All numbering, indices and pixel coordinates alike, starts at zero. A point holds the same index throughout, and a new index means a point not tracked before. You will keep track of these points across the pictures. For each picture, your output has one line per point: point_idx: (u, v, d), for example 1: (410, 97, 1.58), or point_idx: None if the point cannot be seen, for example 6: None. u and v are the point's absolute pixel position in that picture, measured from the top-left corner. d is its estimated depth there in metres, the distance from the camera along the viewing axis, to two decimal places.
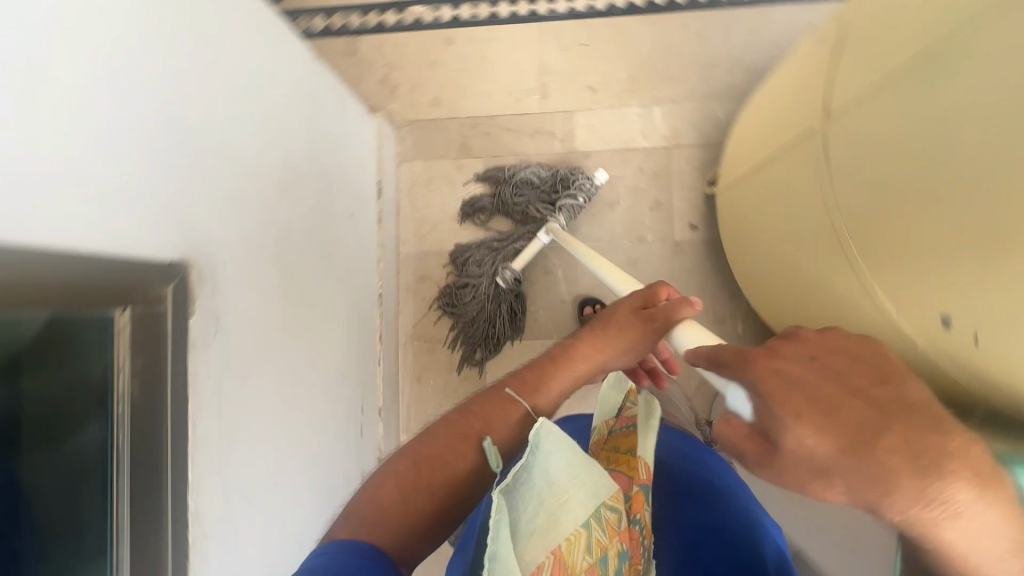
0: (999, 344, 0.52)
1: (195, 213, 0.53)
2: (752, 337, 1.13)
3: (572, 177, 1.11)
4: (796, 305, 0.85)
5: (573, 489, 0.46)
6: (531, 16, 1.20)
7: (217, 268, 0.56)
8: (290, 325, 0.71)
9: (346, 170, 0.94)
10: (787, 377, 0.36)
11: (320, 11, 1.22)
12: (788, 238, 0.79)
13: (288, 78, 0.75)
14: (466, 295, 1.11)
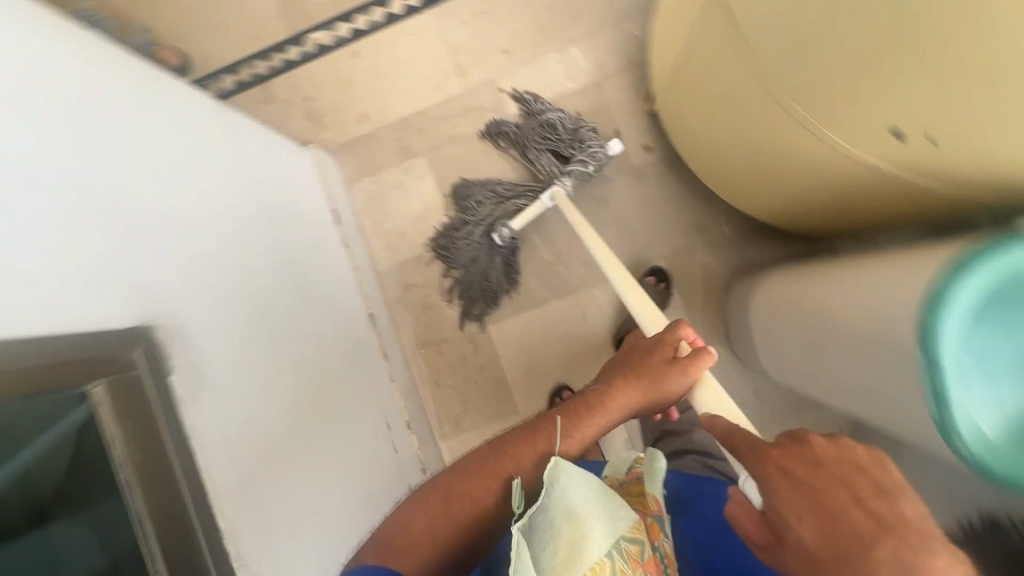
0: (959, 130, 0.52)
1: (147, 278, 0.53)
2: (740, 233, 1.12)
3: (587, 140, 1.09)
4: (765, 179, 0.84)
5: (591, 519, 0.50)
6: (425, 3, 1.19)
7: (185, 325, 0.56)
8: (279, 363, 0.71)
9: (295, 204, 0.94)
10: (794, 485, 0.46)
11: (226, 70, 1.22)
12: (732, 117, 0.78)
13: (202, 128, 0.74)
14: (460, 244, 1.12)
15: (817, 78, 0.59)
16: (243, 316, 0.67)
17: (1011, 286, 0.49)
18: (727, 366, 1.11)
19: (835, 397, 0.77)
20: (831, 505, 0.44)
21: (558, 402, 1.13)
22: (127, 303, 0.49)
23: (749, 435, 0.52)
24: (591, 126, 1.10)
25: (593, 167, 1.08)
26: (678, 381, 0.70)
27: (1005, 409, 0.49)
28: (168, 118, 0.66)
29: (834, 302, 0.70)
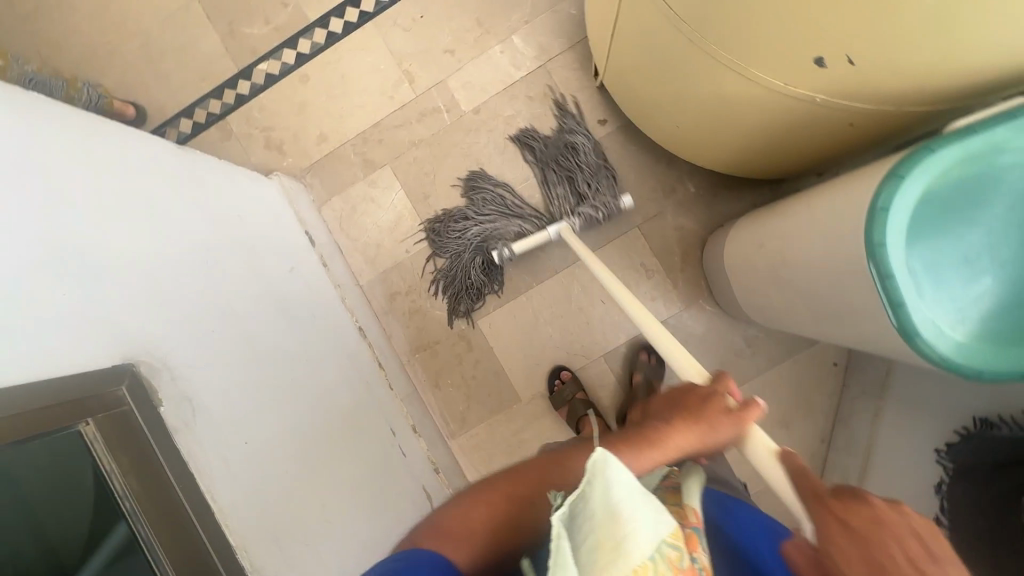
0: (873, 49, 0.54)
1: (126, 317, 0.54)
2: (705, 189, 1.14)
3: (602, 189, 1.11)
4: (715, 129, 0.86)
5: (638, 514, 0.37)
6: (363, 17, 1.21)
7: (168, 358, 0.58)
8: (270, 385, 0.73)
9: (267, 231, 0.96)
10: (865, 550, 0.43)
11: (181, 114, 1.24)
12: (671, 74, 0.79)
13: (162, 168, 0.76)
14: (452, 235, 1.14)
15: (733, 23, 0.61)
16: (227, 345, 0.69)
17: (947, 189, 0.51)
18: (714, 320, 1.13)
19: (811, 330, 0.79)
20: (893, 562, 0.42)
21: (556, 383, 1.15)
22: (105, 343, 0.51)
23: (814, 479, 0.46)
24: (611, 171, 1.12)
25: (602, 214, 1.11)
26: (720, 433, 0.57)
27: (964, 312, 0.50)
28: (127, 161, 0.68)
29: (794, 235, 0.72)
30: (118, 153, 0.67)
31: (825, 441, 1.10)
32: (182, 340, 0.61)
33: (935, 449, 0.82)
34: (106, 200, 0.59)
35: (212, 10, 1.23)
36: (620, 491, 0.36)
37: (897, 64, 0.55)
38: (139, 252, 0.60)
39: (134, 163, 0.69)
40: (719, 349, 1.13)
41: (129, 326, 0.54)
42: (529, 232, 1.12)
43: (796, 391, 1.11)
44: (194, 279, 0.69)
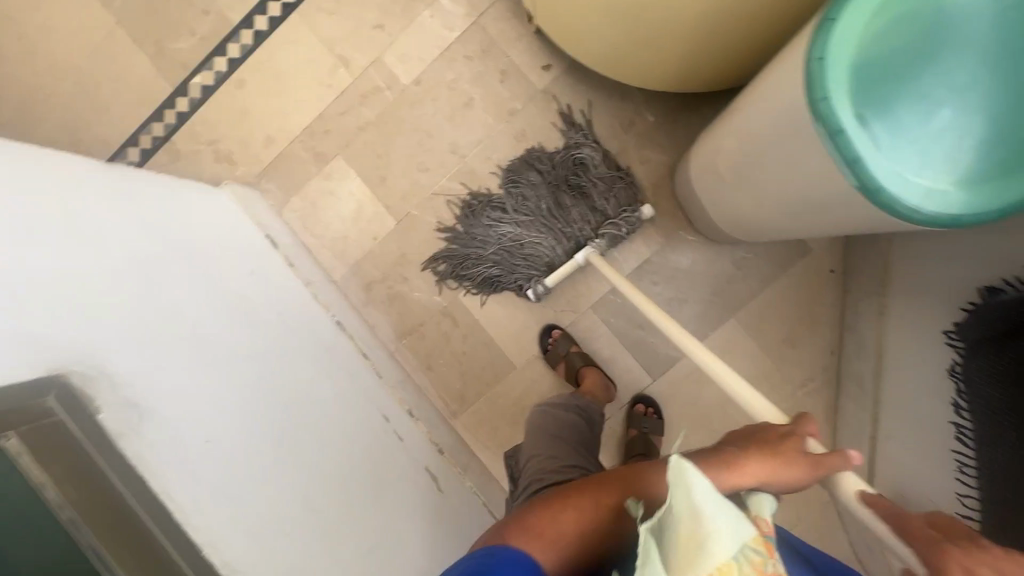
0: None
1: (56, 330, 0.52)
2: (665, 116, 1.09)
3: (624, 206, 1.06)
4: (656, 36, 0.80)
5: (721, 520, 0.39)
6: (286, 8, 1.17)
7: (113, 366, 0.55)
8: (238, 384, 0.70)
9: (222, 236, 0.93)
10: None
11: (126, 144, 1.22)
12: None
13: (96, 185, 0.73)
14: (484, 220, 1.10)
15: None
16: (184, 347, 0.66)
17: (891, 17, 0.45)
18: (699, 249, 1.08)
19: (788, 229, 0.75)
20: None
21: (549, 342, 1.11)
22: (27, 356, 0.48)
23: (915, 519, 0.48)
24: (628, 180, 1.07)
25: (625, 232, 1.06)
26: (803, 473, 0.54)
27: (930, 157, 0.45)
28: (48, 176, 0.65)
29: (748, 124, 0.67)
30: (36, 169, 0.64)
31: (836, 352, 1.05)
32: (128, 344, 0.59)
33: (946, 333, 0.80)
34: (24, 210, 0.57)
35: (136, 32, 1.21)
36: (698, 495, 0.38)
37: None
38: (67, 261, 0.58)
39: (57, 178, 0.67)
40: (710, 277, 1.08)
41: (55, 337, 0.51)
42: (556, 255, 1.08)
43: (797, 307, 1.06)
44: (140, 285, 0.66)
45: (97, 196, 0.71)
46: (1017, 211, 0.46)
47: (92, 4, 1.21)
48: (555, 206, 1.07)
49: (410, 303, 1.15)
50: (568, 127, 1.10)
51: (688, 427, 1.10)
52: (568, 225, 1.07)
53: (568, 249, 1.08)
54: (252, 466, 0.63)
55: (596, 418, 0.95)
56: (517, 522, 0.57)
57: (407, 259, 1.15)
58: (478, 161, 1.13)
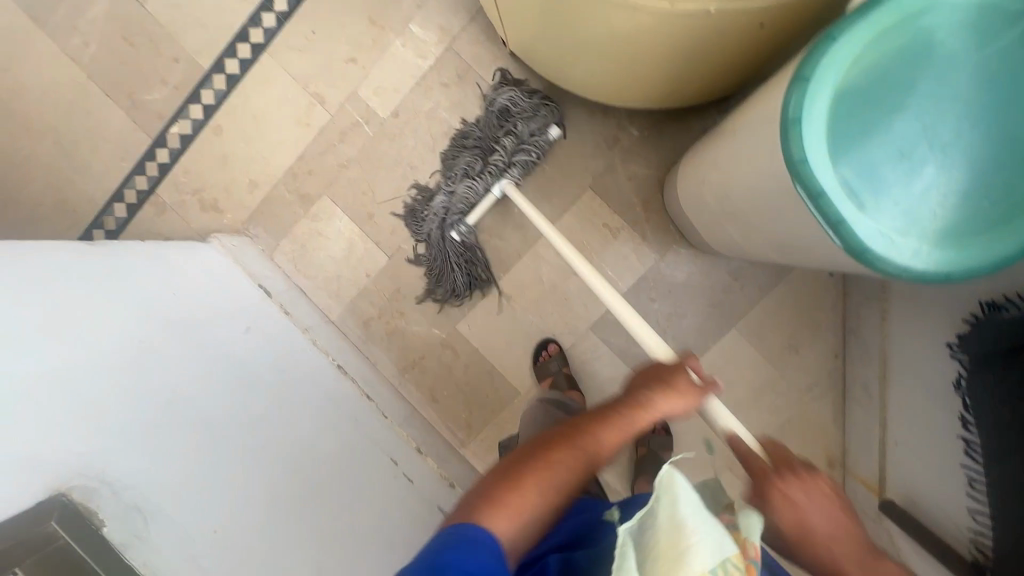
0: None
1: (61, 442, 0.54)
2: (649, 130, 1.07)
3: (533, 131, 1.03)
4: (630, 65, 0.79)
5: (701, 534, 0.40)
6: (255, 49, 1.15)
7: (118, 468, 0.57)
8: (243, 454, 0.72)
9: (216, 295, 0.94)
10: (801, 512, 0.54)
11: (112, 200, 1.22)
12: (564, 22, 0.73)
13: (83, 266, 0.74)
14: (424, 206, 1.09)
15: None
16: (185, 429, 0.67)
17: (862, 72, 0.44)
18: (695, 262, 1.07)
19: (777, 257, 0.73)
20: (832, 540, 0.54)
21: (543, 355, 1.11)
22: (31, 479, 0.51)
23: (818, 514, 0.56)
24: (546, 111, 1.04)
25: (536, 153, 1.04)
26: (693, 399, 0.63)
27: (912, 214, 0.44)
28: (36, 273, 0.66)
29: (732, 162, 0.66)
30: (23, 265, 0.66)
31: (839, 355, 1.04)
32: (131, 438, 0.61)
33: (947, 345, 0.79)
34: (17, 317, 0.58)
35: (109, 86, 1.19)
36: (685, 505, 0.41)
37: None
38: (61, 361, 0.59)
39: (42, 269, 0.68)
40: (707, 290, 1.07)
41: (56, 453, 0.53)
42: (477, 196, 1.05)
43: (798, 313, 1.05)
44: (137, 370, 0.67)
45: (85, 281, 0.71)
46: (1007, 262, 0.46)
47: (61, 61, 1.20)
48: (472, 154, 1.05)
49: (408, 336, 1.15)
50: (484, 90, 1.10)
51: (696, 440, 1.10)
52: (488, 166, 1.04)
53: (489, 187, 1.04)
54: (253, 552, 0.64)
55: (583, 419, 0.95)
56: (480, 498, 0.51)
57: (402, 294, 1.15)
58: None
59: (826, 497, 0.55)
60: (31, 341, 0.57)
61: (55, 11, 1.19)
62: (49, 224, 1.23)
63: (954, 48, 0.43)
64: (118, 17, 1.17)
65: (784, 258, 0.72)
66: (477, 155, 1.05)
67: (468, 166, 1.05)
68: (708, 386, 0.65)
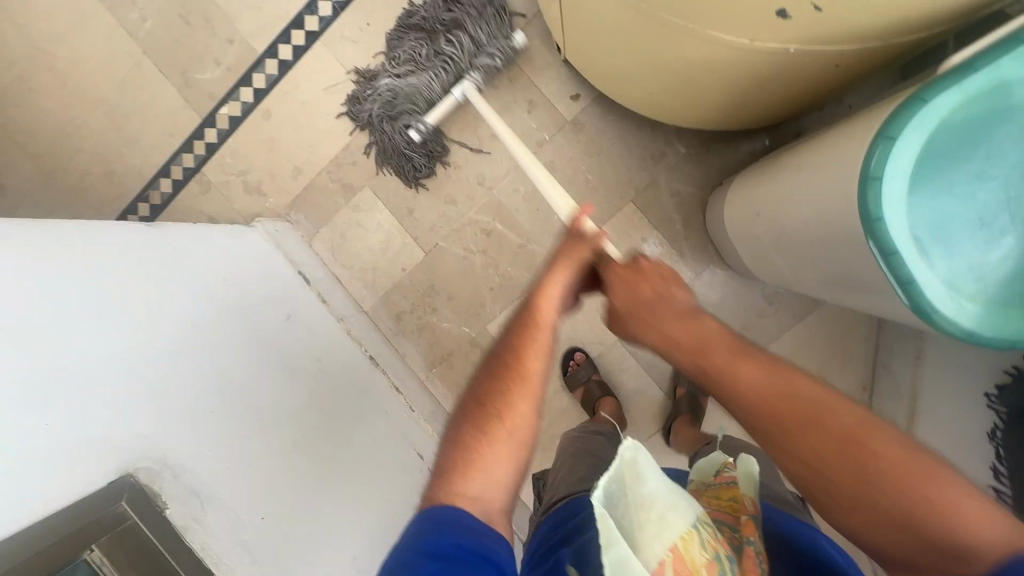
0: None
1: (130, 426, 0.58)
2: (697, 147, 1.06)
3: (491, 31, 1.05)
4: (693, 91, 0.79)
5: (671, 495, 0.48)
6: (309, 38, 1.15)
7: (177, 452, 0.61)
8: (290, 441, 0.76)
9: (264, 280, 0.97)
10: (673, 328, 0.63)
11: (159, 175, 1.24)
12: (630, 45, 0.73)
13: (148, 249, 0.78)
14: (373, 88, 1.11)
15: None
16: (225, 419, 0.69)
17: (947, 135, 0.44)
18: (730, 283, 1.07)
19: (826, 296, 0.74)
20: (627, 291, 0.67)
21: (571, 364, 1.12)
22: (105, 459, 0.56)
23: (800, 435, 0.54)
24: (502, 11, 1.06)
25: (501, 60, 1.06)
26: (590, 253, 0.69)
27: (983, 279, 0.45)
28: (100, 255, 0.69)
29: (790, 200, 0.67)
30: (95, 245, 0.70)
31: (867, 388, 1.04)
32: (191, 422, 0.64)
33: (985, 393, 0.81)
34: (93, 303, 0.61)
35: (163, 63, 1.21)
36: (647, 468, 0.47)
37: (869, 2, 0.47)
38: (132, 344, 0.63)
39: (109, 252, 0.71)
40: (740, 312, 1.07)
41: (125, 434, 0.58)
42: (436, 95, 1.08)
43: (829, 342, 1.04)
44: (184, 359, 0.68)
45: (145, 265, 0.74)
46: None
47: (119, 35, 1.21)
48: (424, 45, 1.08)
49: (438, 331, 1.17)
50: None
51: None
52: (445, 61, 1.07)
53: (448, 85, 1.08)
54: (287, 543, 0.67)
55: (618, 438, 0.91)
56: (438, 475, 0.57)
57: (435, 290, 1.17)
58: (505, 195, 1.13)
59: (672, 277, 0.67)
60: (103, 326, 0.61)
61: None
62: (97, 193, 1.27)
63: None
64: None
65: (835, 298, 0.71)
66: (433, 49, 1.07)
67: (423, 55, 1.08)
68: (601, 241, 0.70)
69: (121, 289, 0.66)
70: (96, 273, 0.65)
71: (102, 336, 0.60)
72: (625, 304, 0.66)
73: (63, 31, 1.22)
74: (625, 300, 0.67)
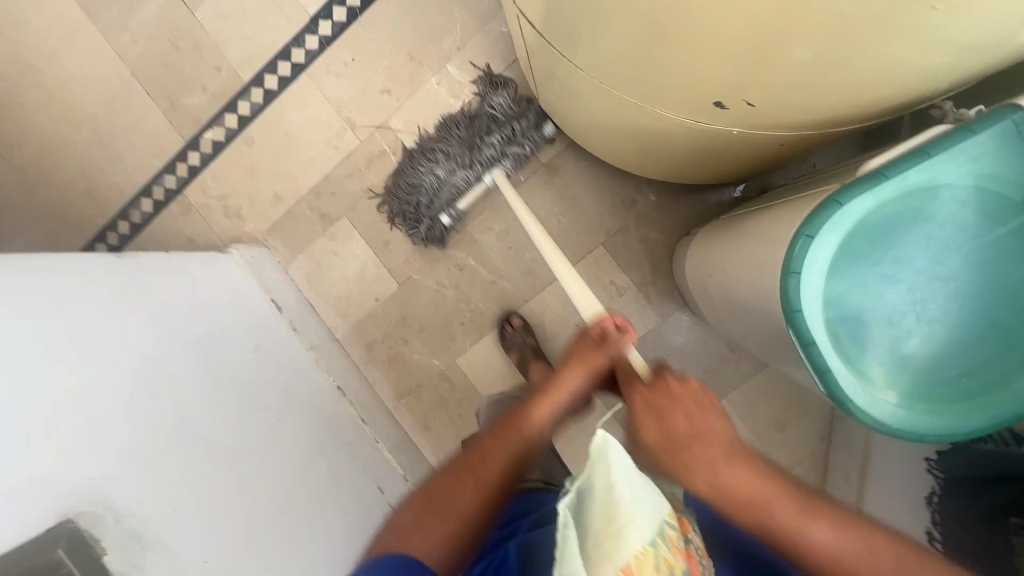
0: (770, 92, 0.50)
1: (72, 469, 0.58)
2: (668, 196, 1.09)
3: (520, 124, 1.08)
4: (656, 152, 0.82)
5: (638, 506, 0.42)
6: (295, 70, 1.18)
7: (120, 495, 0.61)
8: (241, 479, 0.76)
9: (235, 309, 0.98)
10: (727, 474, 0.55)
11: (141, 194, 1.26)
12: (592, 109, 0.77)
13: (114, 280, 0.79)
14: (405, 175, 1.12)
15: (619, 67, 0.57)
16: (181, 457, 0.70)
17: (864, 241, 0.48)
18: (694, 329, 1.09)
19: (774, 361, 0.76)
20: (658, 421, 0.59)
21: (507, 327, 1.12)
22: (47, 501, 0.55)
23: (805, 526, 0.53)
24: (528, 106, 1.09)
25: (528, 147, 1.09)
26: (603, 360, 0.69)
27: (890, 373, 0.50)
28: (60, 288, 0.70)
29: (736, 266, 0.71)
30: (57, 277, 0.71)
31: (823, 439, 1.06)
32: (138, 463, 0.64)
33: (925, 458, 0.86)
34: (46, 342, 0.63)
35: (151, 86, 1.23)
36: (616, 473, 0.41)
37: (797, 102, 0.51)
38: (83, 383, 0.63)
39: (71, 283, 0.72)
40: (703, 358, 1.09)
41: (69, 477, 0.57)
42: (467, 186, 1.09)
43: (788, 391, 1.07)
44: (159, 390, 0.72)
45: (105, 297, 0.75)
46: (976, 429, 0.51)
47: (108, 56, 1.23)
48: (457, 140, 1.10)
49: (408, 362, 1.18)
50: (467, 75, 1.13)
51: None
52: (478, 153, 1.08)
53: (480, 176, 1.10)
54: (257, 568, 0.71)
55: None
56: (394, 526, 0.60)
57: (407, 322, 1.18)
58: (479, 232, 1.16)
59: (709, 403, 0.60)
60: (52, 365, 0.61)
61: (108, 7, 1.22)
62: (79, 209, 1.28)
63: (951, 231, 0.49)
64: (167, 20, 1.21)
65: (778, 359, 0.74)
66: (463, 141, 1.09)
67: (454, 147, 1.09)
68: (628, 345, 0.69)
69: (76, 329, 0.67)
70: (55, 311, 0.66)
71: (81, 368, 0.64)
72: (663, 445, 0.58)
73: (54, 49, 1.24)
74: (659, 435, 0.58)
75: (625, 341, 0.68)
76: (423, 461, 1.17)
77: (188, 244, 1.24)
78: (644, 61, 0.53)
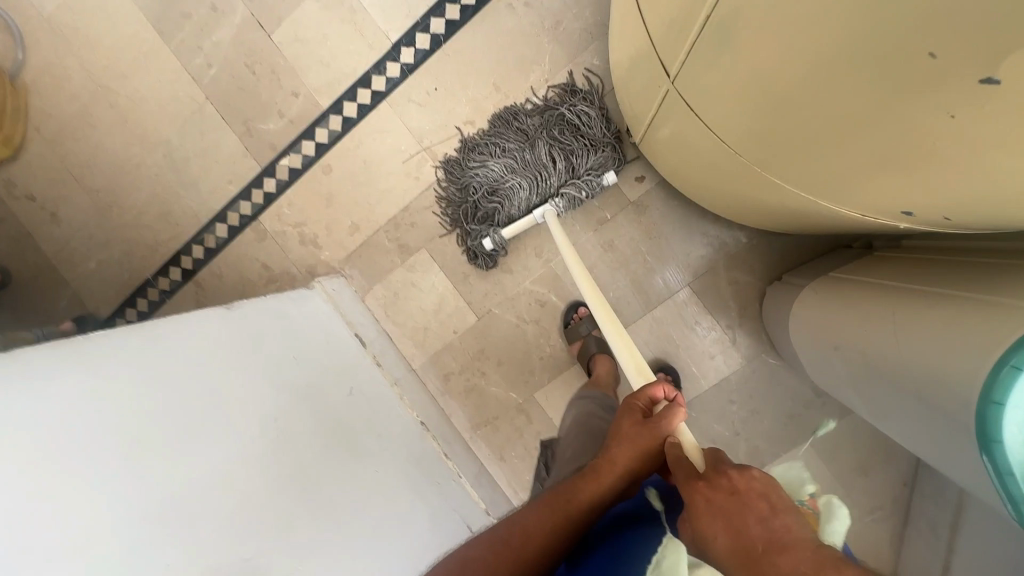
0: (955, 209, 0.57)
1: (253, 529, 0.66)
2: (757, 237, 1.09)
3: (585, 167, 1.06)
4: (778, 219, 0.85)
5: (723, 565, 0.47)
6: (375, 97, 1.15)
7: (284, 555, 0.68)
8: (376, 528, 0.82)
9: (350, 356, 1.05)
10: None
11: (215, 219, 1.25)
12: (730, 186, 0.82)
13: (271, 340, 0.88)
14: (467, 166, 1.10)
15: (797, 164, 0.64)
16: (329, 514, 0.76)
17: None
18: (780, 372, 1.09)
19: (896, 433, 0.78)
20: (731, 529, 0.48)
21: (573, 319, 1.15)
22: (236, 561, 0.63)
23: None
24: (611, 143, 1.06)
25: (586, 193, 1.07)
26: (652, 434, 0.64)
27: None
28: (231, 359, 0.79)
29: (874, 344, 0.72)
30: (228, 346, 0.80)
31: (907, 484, 1.06)
32: (295, 526, 0.71)
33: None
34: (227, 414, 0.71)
35: (225, 110, 1.21)
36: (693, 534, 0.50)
37: (972, 217, 0.57)
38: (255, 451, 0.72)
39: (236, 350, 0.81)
40: (788, 401, 1.09)
41: (254, 536, 0.66)
42: (515, 206, 1.08)
43: (873, 436, 1.07)
44: (299, 451, 0.78)
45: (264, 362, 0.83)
46: None
47: (182, 78, 1.21)
48: (521, 156, 1.06)
49: (486, 394, 1.19)
50: (555, 86, 1.09)
51: None
52: (538, 176, 1.06)
53: (529, 202, 1.08)
54: None
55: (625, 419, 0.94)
56: None
57: (485, 354, 1.18)
58: (562, 267, 1.15)
59: (788, 505, 0.48)
60: (232, 436, 0.70)
61: (182, 28, 1.20)
62: (151, 232, 1.27)
63: None
64: (243, 43, 1.18)
65: (901, 432, 0.76)
66: (530, 158, 1.06)
67: (516, 164, 1.07)
68: (678, 419, 0.65)
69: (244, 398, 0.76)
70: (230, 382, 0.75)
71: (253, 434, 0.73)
72: (740, 561, 0.46)
73: (126, 71, 1.22)
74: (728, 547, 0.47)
75: (675, 417, 0.64)
76: (500, 493, 1.18)
77: (264, 270, 1.23)
78: (834, 164, 0.59)
